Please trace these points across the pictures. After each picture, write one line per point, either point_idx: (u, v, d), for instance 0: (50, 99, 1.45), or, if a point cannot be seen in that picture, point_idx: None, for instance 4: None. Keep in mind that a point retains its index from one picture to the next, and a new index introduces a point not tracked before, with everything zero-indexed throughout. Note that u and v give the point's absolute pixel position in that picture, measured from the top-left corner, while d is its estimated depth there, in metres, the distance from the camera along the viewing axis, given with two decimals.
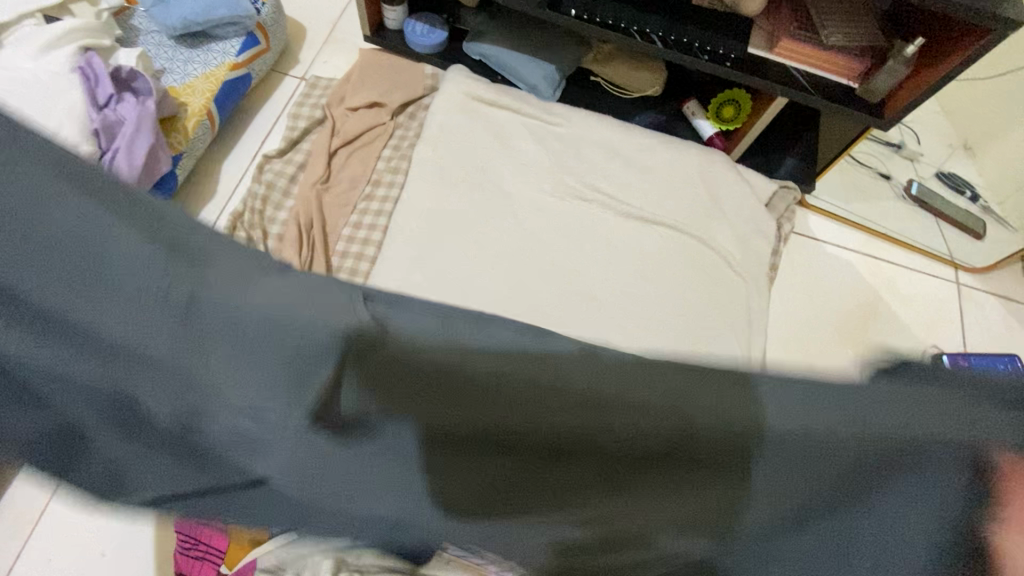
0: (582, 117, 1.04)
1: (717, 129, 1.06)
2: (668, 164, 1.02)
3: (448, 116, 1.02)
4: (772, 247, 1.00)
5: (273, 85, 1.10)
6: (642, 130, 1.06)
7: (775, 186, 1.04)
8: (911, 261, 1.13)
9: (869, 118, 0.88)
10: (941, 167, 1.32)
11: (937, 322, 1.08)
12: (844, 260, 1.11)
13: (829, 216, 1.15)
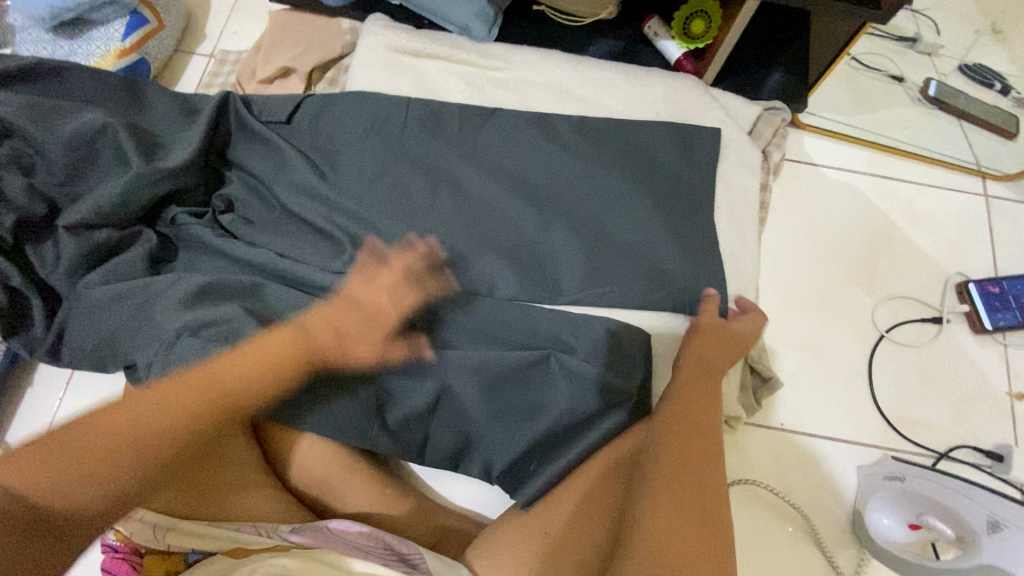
0: (524, 56, 0.90)
1: (685, 50, 0.90)
2: (627, 100, 0.88)
3: (370, 76, 0.89)
4: (757, 180, 0.86)
5: (180, 66, 0.98)
6: (596, 62, 0.91)
7: (759, 108, 0.89)
8: (926, 175, 0.98)
9: (863, 8, 0.73)
10: (964, 59, 1.12)
11: (961, 244, 0.93)
12: (849, 185, 0.96)
13: (827, 134, 0.99)
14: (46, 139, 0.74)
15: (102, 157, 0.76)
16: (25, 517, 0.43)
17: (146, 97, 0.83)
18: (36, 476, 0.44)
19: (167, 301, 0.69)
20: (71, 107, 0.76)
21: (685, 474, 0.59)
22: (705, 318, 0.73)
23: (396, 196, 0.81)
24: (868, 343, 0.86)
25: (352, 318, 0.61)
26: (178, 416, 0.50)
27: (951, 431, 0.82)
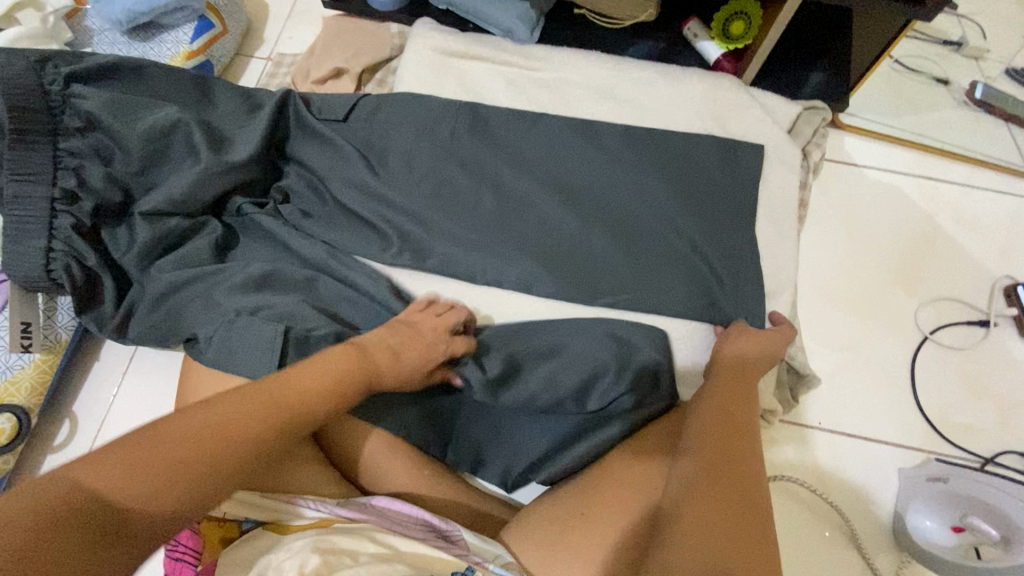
0: (565, 57, 0.93)
1: (723, 50, 0.92)
2: (666, 98, 0.89)
3: (416, 76, 0.93)
4: (797, 178, 0.87)
5: (240, 68, 1.05)
6: (635, 62, 0.93)
7: (799, 107, 0.89)
8: (972, 177, 0.97)
9: (907, 7, 0.73)
10: (1011, 63, 1.09)
11: (1009, 247, 0.91)
12: (890, 185, 0.96)
13: (868, 136, 0.99)
14: (126, 132, 0.78)
15: (175, 150, 0.81)
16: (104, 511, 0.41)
17: (212, 94, 0.89)
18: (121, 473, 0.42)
19: (229, 284, 0.75)
20: (149, 102, 0.81)
21: (721, 498, 0.52)
22: (731, 343, 0.71)
23: (440, 191, 0.83)
24: (910, 343, 0.85)
25: (415, 341, 0.65)
26: (265, 410, 0.49)
27: (998, 436, 0.80)
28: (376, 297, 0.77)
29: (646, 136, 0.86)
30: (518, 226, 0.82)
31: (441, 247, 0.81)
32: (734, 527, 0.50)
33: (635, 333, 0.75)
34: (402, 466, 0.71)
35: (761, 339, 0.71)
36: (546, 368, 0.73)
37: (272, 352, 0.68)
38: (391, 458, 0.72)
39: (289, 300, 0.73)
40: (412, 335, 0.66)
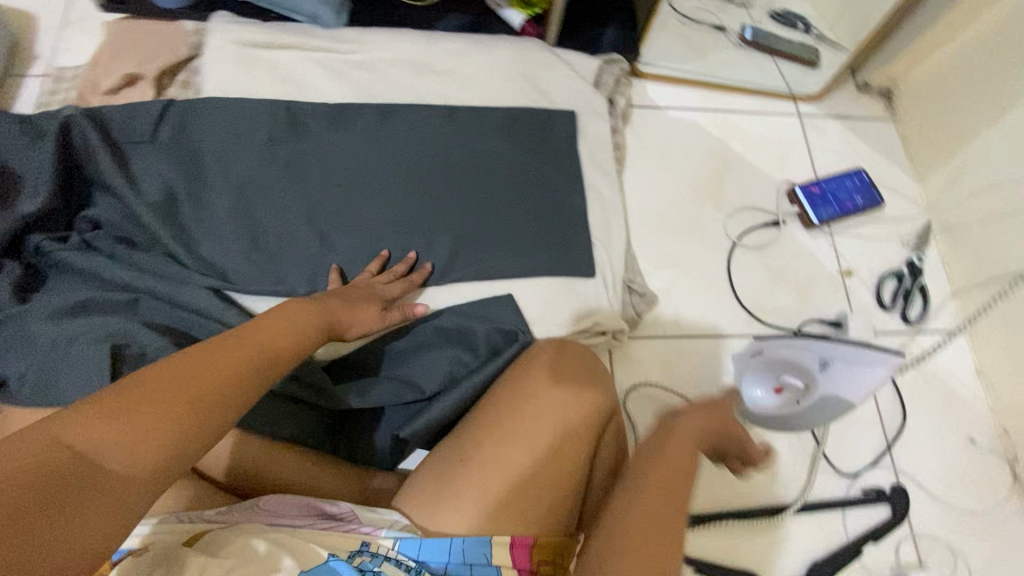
0: (376, 37, 0.93)
1: (525, 17, 0.99)
2: (481, 66, 0.94)
3: (223, 72, 0.89)
4: (608, 125, 0.96)
5: (11, 90, 0.92)
6: (447, 35, 0.96)
7: (598, 62, 0.99)
8: (752, 105, 1.13)
9: None
10: None
11: (786, 157, 1.08)
12: (690, 121, 1.09)
13: (666, 80, 1.11)
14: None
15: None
16: (64, 472, 0.39)
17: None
18: (103, 432, 0.42)
19: (40, 315, 0.69)
20: None
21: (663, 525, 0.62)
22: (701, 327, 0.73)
23: (278, 190, 0.83)
24: (725, 251, 0.99)
25: (353, 294, 0.73)
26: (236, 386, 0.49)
27: (799, 311, 0.96)
28: (211, 303, 0.74)
29: (466, 107, 0.92)
30: (363, 210, 0.85)
31: (291, 242, 0.82)
32: None
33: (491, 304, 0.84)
34: (284, 459, 0.71)
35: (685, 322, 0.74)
36: (422, 347, 0.81)
37: (101, 371, 0.64)
38: (271, 456, 0.70)
39: (112, 323, 0.68)
40: (366, 295, 0.75)
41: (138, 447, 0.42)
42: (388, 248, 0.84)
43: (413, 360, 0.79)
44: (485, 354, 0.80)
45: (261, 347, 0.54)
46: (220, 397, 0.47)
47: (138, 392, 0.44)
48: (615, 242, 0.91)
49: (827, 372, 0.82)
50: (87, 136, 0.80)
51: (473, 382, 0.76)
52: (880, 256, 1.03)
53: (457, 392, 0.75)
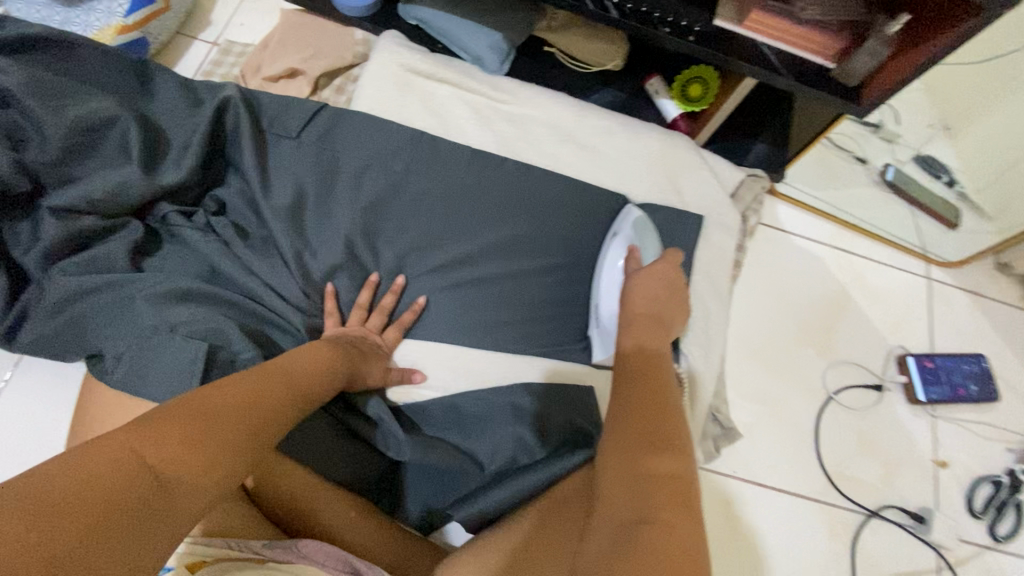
0: (532, 94, 0.93)
1: (681, 110, 0.96)
2: (624, 148, 0.92)
3: (379, 91, 0.90)
4: (734, 241, 0.92)
5: (181, 49, 0.96)
6: (599, 109, 0.95)
7: (742, 174, 0.95)
8: (882, 254, 1.07)
9: (845, 103, 0.80)
10: (918, 150, 1.20)
11: (903, 320, 1.02)
12: (813, 254, 1.05)
13: (798, 205, 1.08)
14: (48, 119, 0.70)
15: (104, 146, 0.74)
16: (150, 482, 0.42)
17: (153, 83, 0.80)
18: (176, 449, 0.44)
19: (145, 293, 0.68)
20: (78, 87, 0.73)
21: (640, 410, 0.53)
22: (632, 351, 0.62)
23: (398, 221, 0.84)
24: (818, 402, 0.93)
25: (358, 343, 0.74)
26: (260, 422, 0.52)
27: (881, 491, 0.89)
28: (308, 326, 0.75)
29: (600, 188, 0.90)
30: (473, 263, 0.84)
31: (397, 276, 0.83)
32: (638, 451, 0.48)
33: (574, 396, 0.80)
34: (333, 503, 0.70)
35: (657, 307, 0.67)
36: (492, 419, 0.77)
37: (188, 377, 0.62)
38: (317, 495, 0.69)
39: (216, 320, 0.67)
40: (370, 346, 0.76)
41: (211, 469, 0.46)
42: (485, 307, 0.82)
43: (481, 433, 0.75)
44: (553, 446, 0.73)
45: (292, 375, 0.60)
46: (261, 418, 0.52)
47: (212, 413, 0.48)
48: (714, 365, 0.86)
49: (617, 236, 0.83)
50: (240, 120, 0.81)
51: (535, 478, 0.69)
52: (980, 456, 0.94)
53: (516, 483, 0.69)
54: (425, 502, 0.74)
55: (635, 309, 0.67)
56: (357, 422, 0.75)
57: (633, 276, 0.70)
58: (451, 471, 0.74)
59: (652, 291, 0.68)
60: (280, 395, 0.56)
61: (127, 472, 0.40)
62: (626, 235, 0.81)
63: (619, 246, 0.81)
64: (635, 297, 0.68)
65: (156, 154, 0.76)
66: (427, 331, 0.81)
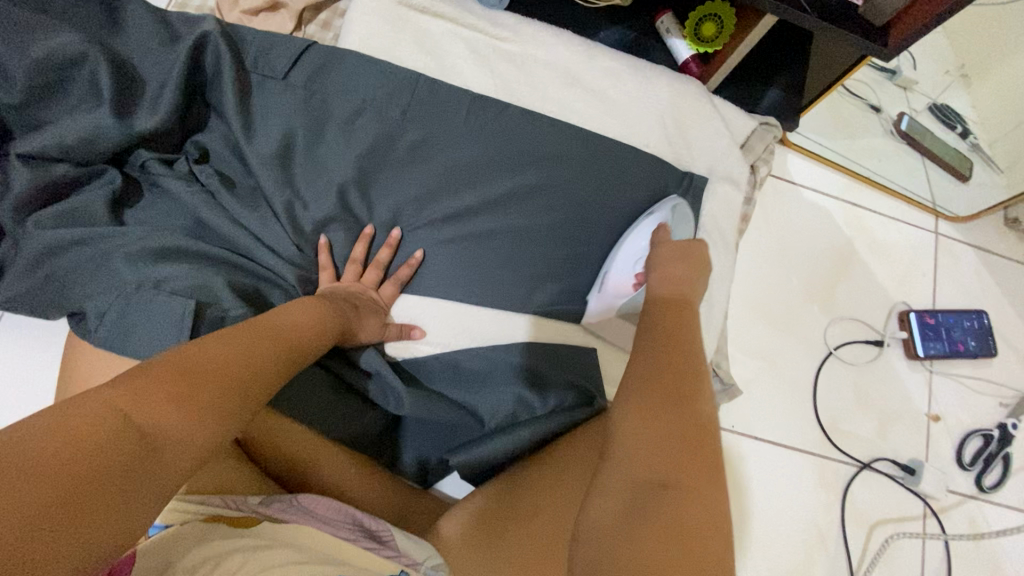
0: (535, 31, 0.87)
1: (693, 52, 0.90)
2: (633, 93, 0.87)
3: (370, 27, 0.83)
4: (743, 194, 0.88)
5: None
6: (606, 49, 0.89)
7: (754, 122, 0.90)
8: (890, 208, 1.05)
9: (868, 43, 0.75)
10: (933, 97, 1.14)
11: (908, 276, 1.01)
12: (821, 207, 1.02)
13: (809, 155, 1.04)
14: (10, 58, 0.65)
15: (72, 86, 0.68)
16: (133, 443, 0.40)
17: (122, 14, 0.74)
18: (160, 409, 0.42)
19: (124, 248, 0.65)
20: (41, 21, 0.67)
21: (668, 392, 0.47)
22: (662, 285, 0.62)
23: (394, 170, 0.80)
24: (818, 358, 0.93)
25: (355, 299, 0.72)
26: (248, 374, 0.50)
27: (875, 443, 0.91)
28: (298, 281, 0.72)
29: (605, 137, 0.85)
30: (472, 215, 0.80)
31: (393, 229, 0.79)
32: (671, 454, 0.42)
33: (575, 354, 0.78)
34: (331, 459, 0.69)
35: (678, 266, 0.64)
36: (493, 375, 0.76)
37: (174, 335, 0.59)
38: (316, 452, 0.69)
39: (204, 276, 0.64)
40: (369, 303, 0.74)
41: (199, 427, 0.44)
42: (486, 263, 0.80)
43: (481, 389, 0.75)
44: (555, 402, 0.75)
45: (279, 332, 0.58)
46: (251, 374, 0.50)
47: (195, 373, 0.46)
48: (717, 322, 0.84)
49: (644, 216, 0.82)
50: (221, 59, 0.75)
51: (532, 430, 0.71)
52: (972, 410, 0.95)
53: (517, 434, 0.71)
54: (426, 456, 0.74)
55: (666, 278, 0.63)
56: (356, 380, 0.73)
57: (658, 254, 0.67)
58: (452, 426, 0.74)
59: (676, 259, 0.65)
60: (271, 350, 0.55)
61: (107, 430, 0.39)
62: (659, 213, 0.81)
63: (649, 222, 0.81)
64: (663, 265, 0.65)
65: (130, 95, 0.71)
66: (425, 285, 0.79)
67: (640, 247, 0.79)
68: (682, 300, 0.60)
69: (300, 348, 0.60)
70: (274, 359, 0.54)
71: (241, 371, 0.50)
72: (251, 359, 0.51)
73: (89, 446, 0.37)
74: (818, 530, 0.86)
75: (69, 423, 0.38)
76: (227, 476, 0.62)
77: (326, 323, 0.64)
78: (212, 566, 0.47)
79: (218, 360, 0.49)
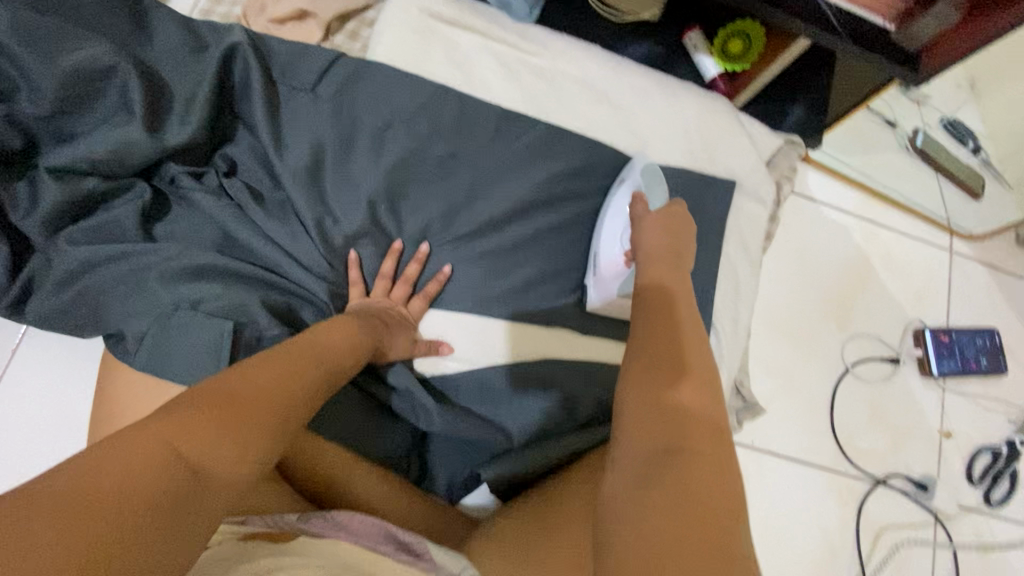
0: (563, 47, 0.86)
1: (720, 69, 0.90)
2: (660, 110, 0.87)
3: (399, 38, 0.82)
4: (767, 213, 0.89)
5: None
6: (634, 64, 0.89)
7: (779, 140, 0.91)
8: (905, 224, 1.06)
9: (902, 70, 0.75)
10: (948, 114, 1.15)
11: (922, 293, 1.02)
12: (838, 224, 1.03)
13: (828, 172, 1.05)
14: (38, 69, 0.64)
15: (104, 98, 0.68)
16: (182, 477, 0.39)
17: (150, 23, 0.72)
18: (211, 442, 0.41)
19: (159, 266, 0.64)
20: (71, 32, 0.66)
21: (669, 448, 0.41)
22: (649, 275, 0.57)
23: (423, 185, 0.79)
24: (834, 374, 0.94)
25: (385, 314, 0.72)
26: (289, 398, 0.49)
27: (889, 460, 0.92)
28: (328, 297, 0.71)
29: (633, 154, 0.85)
30: (502, 232, 0.80)
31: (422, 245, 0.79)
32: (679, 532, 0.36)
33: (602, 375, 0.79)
34: (362, 473, 0.70)
35: (663, 247, 0.60)
36: (522, 395, 0.76)
37: (216, 354, 0.60)
38: (347, 468, 0.69)
39: (239, 295, 0.64)
40: (399, 319, 0.73)
41: (246, 458, 0.43)
42: (513, 279, 0.79)
43: (510, 407, 0.75)
44: (582, 420, 0.76)
45: (319, 351, 0.57)
46: (293, 400, 0.49)
47: (244, 401, 0.45)
48: (741, 340, 0.85)
49: (620, 187, 0.80)
50: (251, 71, 0.74)
51: (559, 447, 0.72)
52: (982, 427, 0.97)
53: (544, 450, 0.72)
54: (455, 473, 0.74)
55: (648, 263, 0.59)
56: (386, 396, 0.73)
57: (645, 232, 0.63)
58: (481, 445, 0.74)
59: (663, 236, 0.61)
60: (311, 369, 0.54)
61: (159, 465, 0.38)
62: (634, 181, 0.78)
63: (625, 193, 0.78)
64: (649, 236, 0.62)
65: (159, 107, 0.70)
66: (453, 302, 0.78)
67: (620, 222, 0.76)
68: (669, 291, 0.55)
69: (337, 363, 0.59)
70: (315, 379, 0.54)
71: (284, 395, 0.49)
72: (292, 380, 0.51)
73: (140, 480, 0.37)
74: (833, 545, 0.88)
75: (118, 458, 0.37)
76: (262, 494, 0.62)
77: (361, 339, 0.64)
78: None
79: (264, 384, 0.48)
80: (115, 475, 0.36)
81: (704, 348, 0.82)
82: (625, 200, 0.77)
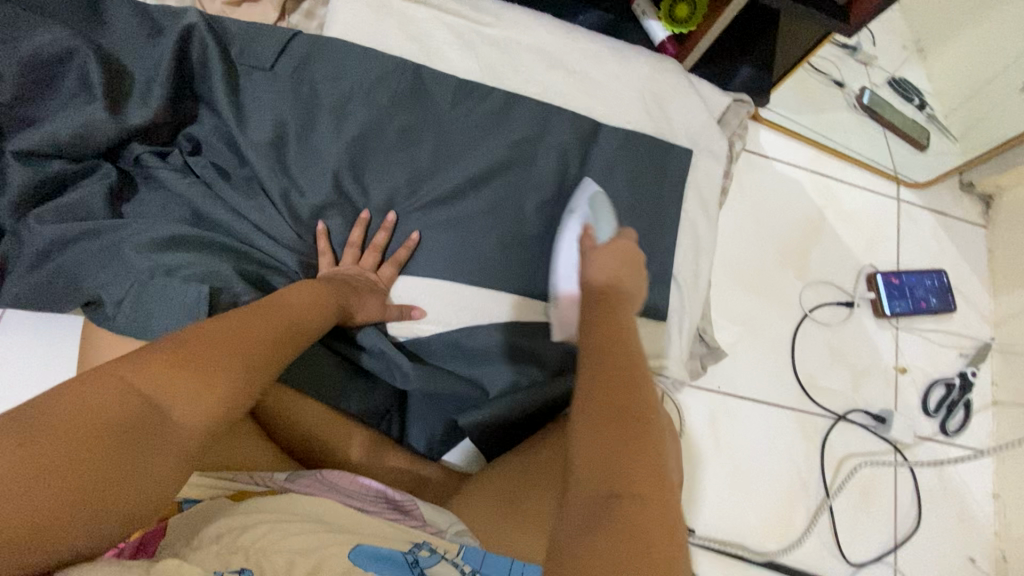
0: (516, 16, 0.89)
1: (669, 33, 0.94)
2: (614, 74, 0.90)
3: (354, 15, 0.84)
4: (721, 168, 0.93)
5: None
6: (585, 31, 0.92)
7: (728, 99, 0.95)
8: (855, 176, 1.11)
9: (834, 21, 0.80)
10: (892, 71, 1.20)
11: (874, 240, 1.07)
12: (792, 178, 1.08)
13: (780, 130, 1.09)
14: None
15: (64, 82, 0.69)
16: (142, 411, 0.41)
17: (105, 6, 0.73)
18: (170, 380, 0.43)
19: (130, 240, 0.66)
20: (28, 18, 0.68)
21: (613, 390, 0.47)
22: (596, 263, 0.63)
23: (386, 156, 0.81)
24: (794, 320, 0.99)
25: (353, 279, 0.74)
26: (251, 346, 0.50)
27: (849, 397, 0.97)
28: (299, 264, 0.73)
29: (589, 117, 0.89)
30: (466, 197, 0.83)
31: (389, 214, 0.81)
32: (625, 458, 0.42)
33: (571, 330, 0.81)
34: (341, 431, 0.72)
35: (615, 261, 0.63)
36: (494, 352, 0.79)
37: (191, 319, 0.62)
38: (326, 428, 0.71)
39: (212, 263, 0.67)
40: (368, 283, 0.76)
41: (210, 398, 0.44)
42: (480, 242, 0.82)
43: (484, 364, 0.78)
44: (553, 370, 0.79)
45: (284, 311, 0.58)
46: (256, 349, 0.50)
47: (205, 346, 0.46)
48: (702, 290, 0.89)
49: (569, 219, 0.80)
50: (209, 51, 0.75)
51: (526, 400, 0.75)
52: (935, 362, 1.03)
53: (520, 399, 0.75)
54: (432, 430, 0.77)
55: (600, 272, 0.62)
56: (361, 357, 0.77)
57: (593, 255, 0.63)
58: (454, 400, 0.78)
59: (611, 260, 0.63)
60: (274, 325, 0.55)
61: (118, 400, 0.40)
62: (580, 213, 0.78)
63: (575, 225, 0.78)
64: (597, 261, 0.63)
65: (119, 88, 0.71)
66: (422, 267, 0.81)
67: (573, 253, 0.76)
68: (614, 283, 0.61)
69: (304, 321, 0.60)
70: (279, 332, 0.55)
71: (248, 345, 0.50)
72: (257, 333, 0.52)
73: (97, 412, 0.39)
74: (800, 478, 0.93)
75: (76, 395, 0.39)
76: (243, 451, 0.64)
77: (327, 301, 0.66)
78: (241, 529, 0.49)
79: (227, 334, 0.49)
80: (70, 409, 0.38)
81: (667, 298, 0.86)
82: (576, 232, 0.77)
